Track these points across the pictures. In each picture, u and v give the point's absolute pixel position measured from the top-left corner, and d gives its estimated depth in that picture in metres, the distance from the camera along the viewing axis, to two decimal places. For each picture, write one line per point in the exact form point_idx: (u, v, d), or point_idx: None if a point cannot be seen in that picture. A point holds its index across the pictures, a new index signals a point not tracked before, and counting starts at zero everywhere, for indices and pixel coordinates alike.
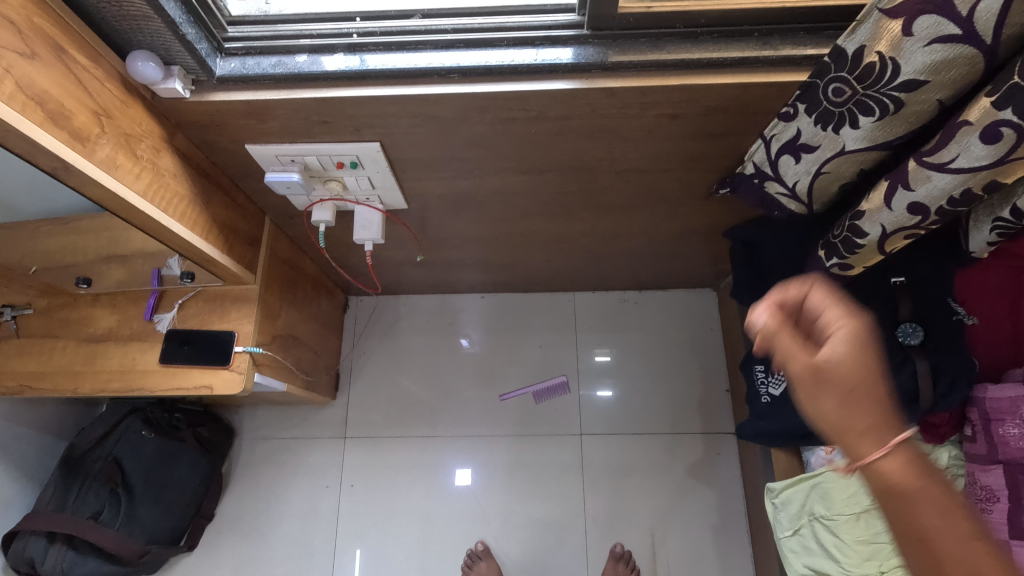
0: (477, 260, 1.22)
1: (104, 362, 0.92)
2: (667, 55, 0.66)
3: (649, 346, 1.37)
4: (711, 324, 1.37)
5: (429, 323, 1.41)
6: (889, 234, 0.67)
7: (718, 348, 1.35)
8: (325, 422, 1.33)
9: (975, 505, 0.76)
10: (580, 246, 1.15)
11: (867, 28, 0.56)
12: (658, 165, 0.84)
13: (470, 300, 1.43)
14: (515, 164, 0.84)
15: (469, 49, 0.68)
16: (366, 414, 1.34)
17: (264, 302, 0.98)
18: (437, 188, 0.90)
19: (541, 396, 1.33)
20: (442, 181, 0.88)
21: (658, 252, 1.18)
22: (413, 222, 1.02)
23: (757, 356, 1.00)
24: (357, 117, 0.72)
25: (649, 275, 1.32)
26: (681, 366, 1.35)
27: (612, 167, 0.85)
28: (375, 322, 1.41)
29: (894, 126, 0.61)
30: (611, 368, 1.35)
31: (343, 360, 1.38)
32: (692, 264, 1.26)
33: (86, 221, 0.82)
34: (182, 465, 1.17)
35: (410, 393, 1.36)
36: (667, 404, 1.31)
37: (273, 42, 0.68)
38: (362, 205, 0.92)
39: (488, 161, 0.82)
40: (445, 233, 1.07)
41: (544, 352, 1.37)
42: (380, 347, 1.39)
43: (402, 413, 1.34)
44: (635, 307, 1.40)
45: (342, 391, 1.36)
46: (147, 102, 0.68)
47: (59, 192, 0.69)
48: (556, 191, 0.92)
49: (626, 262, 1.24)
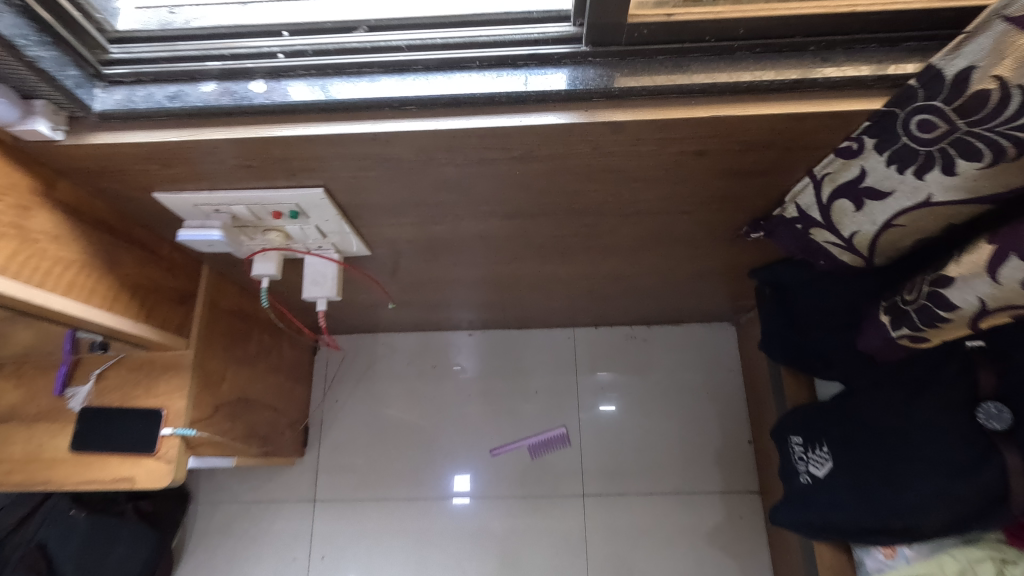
0: (461, 302, 1.06)
1: (5, 449, 0.76)
2: (692, 79, 0.50)
3: (660, 391, 1.20)
4: (730, 364, 1.21)
5: (410, 365, 1.25)
6: (991, 310, 0.50)
7: (739, 392, 1.19)
8: (292, 483, 1.17)
9: None
10: (579, 288, 0.99)
11: (982, 42, 0.41)
12: (675, 206, 0.68)
13: (457, 338, 1.27)
14: (498, 209, 0.67)
15: (429, 72, 0.52)
16: (339, 474, 1.18)
17: (202, 369, 0.81)
18: (405, 235, 0.74)
19: (538, 451, 1.17)
20: (410, 227, 0.72)
21: (670, 291, 1.02)
22: (381, 268, 0.86)
23: (793, 424, 0.84)
24: (289, 161, 0.56)
25: (659, 311, 1.16)
26: (697, 414, 1.18)
27: (618, 209, 0.68)
28: (349, 365, 1.25)
29: (1007, 174, 0.45)
30: (618, 418, 1.19)
31: (314, 411, 1.22)
32: (708, 301, 1.10)
33: None
34: (122, 543, 1.00)
35: (389, 447, 1.19)
36: (681, 459, 1.15)
37: (171, 66, 0.52)
38: (313, 255, 0.75)
39: (463, 205, 0.66)
40: (421, 277, 0.91)
41: (541, 399, 1.21)
42: (356, 395, 1.23)
43: (379, 472, 1.18)
44: (644, 344, 1.24)
45: (311, 447, 1.20)
46: (9, 148, 0.52)
47: None
48: (550, 235, 0.76)
49: (633, 301, 1.08)
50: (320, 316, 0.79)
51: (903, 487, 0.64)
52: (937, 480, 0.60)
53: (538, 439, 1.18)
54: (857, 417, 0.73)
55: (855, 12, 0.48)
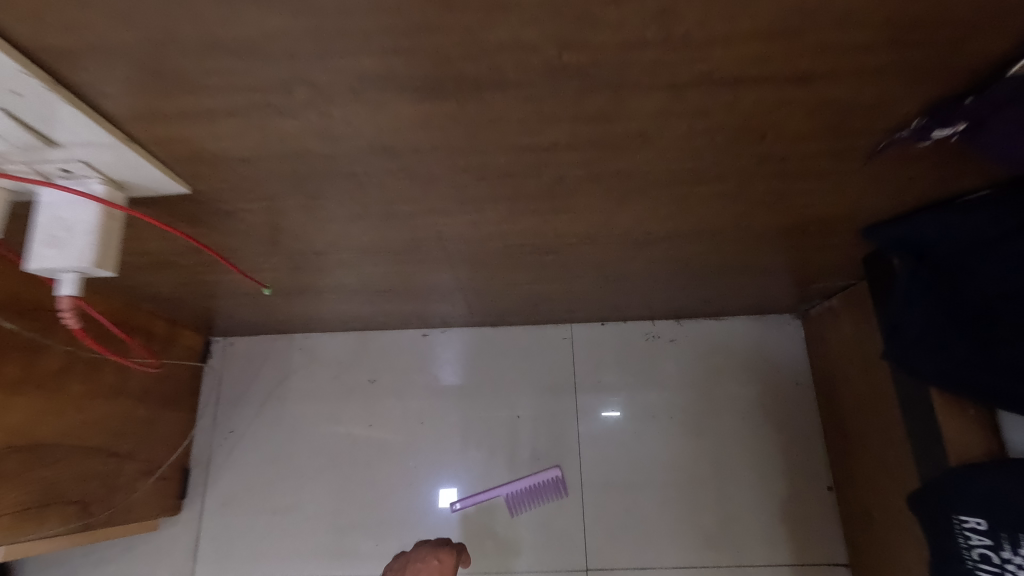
0: (398, 287, 0.69)
1: None
2: None
3: (695, 414, 0.84)
4: (795, 374, 0.85)
5: (338, 379, 0.88)
6: None
7: (809, 414, 0.83)
8: (162, 554, 0.80)
9: None
10: (580, 263, 0.62)
11: None
12: (788, 59, 0.31)
13: (406, 340, 0.90)
14: (397, 66, 0.30)
15: None
16: (230, 539, 0.81)
17: None
18: (234, 146, 0.37)
19: (520, 504, 0.81)
20: (234, 124, 0.35)
21: (721, 266, 0.65)
22: (233, 223, 0.49)
23: (961, 491, 0.48)
24: None
25: (697, 299, 0.79)
26: (750, 447, 0.82)
27: (662, 69, 0.31)
28: (251, 379, 0.88)
29: None
30: (640, 456, 0.82)
31: (199, 447, 0.84)
32: (773, 282, 0.73)
33: None
34: None
35: (306, 499, 0.83)
36: (730, 514, 0.79)
37: None
38: (59, 188, 0.40)
39: (313, 51, 0.29)
40: (313, 243, 0.54)
41: (526, 428, 0.84)
42: (260, 422, 0.86)
43: (289, 536, 0.81)
44: (670, 347, 0.87)
45: (192, 499, 0.82)
46: None
47: None
48: (523, 146, 0.39)
49: (661, 283, 0.71)
50: (75, 300, 0.44)
51: None
52: None
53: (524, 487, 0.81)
54: None
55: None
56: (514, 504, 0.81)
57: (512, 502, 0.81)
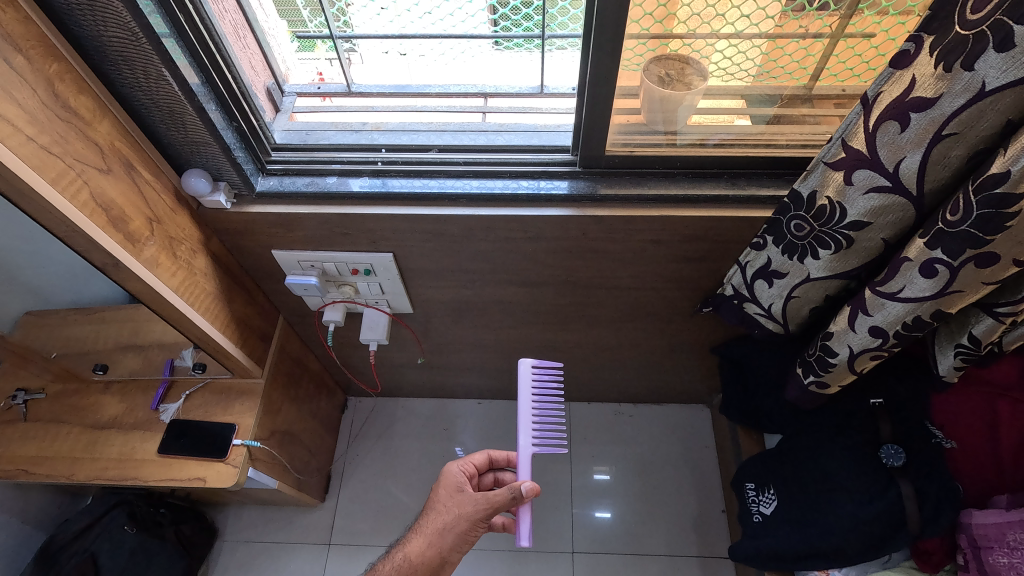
0: (476, 368, 1.27)
1: (104, 450, 0.94)
2: (647, 192, 0.78)
3: (644, 462, 1.37)
4: (705, 440, 1.39)
5: (425, 428, 1.42)
6: (857, 354, 0.72)
7: (712, 465, 1.36)
8: (312, 525, 1.31)
9: (978, 550, 0.74)
10: (574, 356, 1.20)
11: (817, 176, 0.64)
12: (645, 283, 0.93)
13: (466, 406, 1.45)
14: (514, 278, 0.92)
15: (477, 179, 0.79)
16: (353, 520, 1.31)
17: (268, 396, 1.01)
18: (442, 297, 0.99)
19: (552, 442, 0.89)
20: (449, 289, 0.96)
21: (650, 366, 1.23)
22: (420, 327, 1.10)
23: (748, 474, 1.05)
24: (374, 232, 0.82)
25: (642, 388, 1.36)
26: (676, 484, 1.34)
27: (602, 283, 0.93)
28: (372, 424, 1.43)
29: (849, 257, 0.68)
30: (609, 488, 1.34)
31: (336, 463, 1.38)
32: (683, 380, 1.30)
33: (127, 309, 0.91)
34: (159, 562, 1.14)
35: (402, 499, 1.33)
36: (662, 527, 1.29)
37: (309, 166, 0.79)
38: (371, 308, 1.01)
39: (489, 274, 0.91)
40: (447, 338, 1.14)
41: (539, 464, 1.38)
42: (374, 451, 1.39)
43: (389, 521, 1.31)
44: (629, 420, 1.42)
45: (331, 495, 1.34)
46: (192, 212, 0.79)
47: (62, 255, 0.75)
48: (552, 303, 1.00)
49: (620, 374, 1.28)
50: (370, 352, 1.06)
51: (830, 515, 0.84)
52: (857, 507, 0.81)
53: (527, 400, 0.84)
54: (795, 464, 0.94)
55: (772, 150, 0.77)
56: (551, 441, 0.88)
57: (553, 427, 0.88)
